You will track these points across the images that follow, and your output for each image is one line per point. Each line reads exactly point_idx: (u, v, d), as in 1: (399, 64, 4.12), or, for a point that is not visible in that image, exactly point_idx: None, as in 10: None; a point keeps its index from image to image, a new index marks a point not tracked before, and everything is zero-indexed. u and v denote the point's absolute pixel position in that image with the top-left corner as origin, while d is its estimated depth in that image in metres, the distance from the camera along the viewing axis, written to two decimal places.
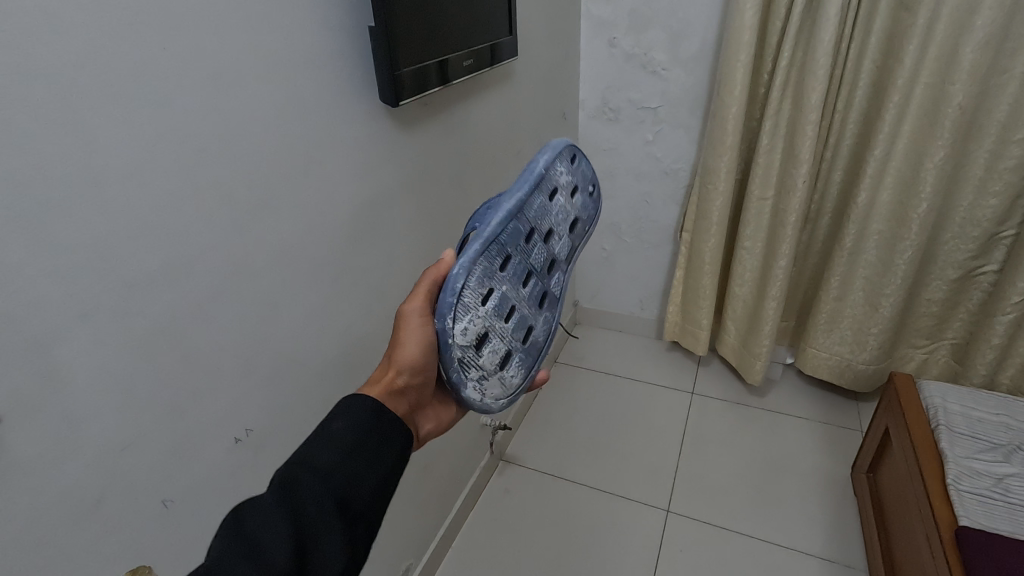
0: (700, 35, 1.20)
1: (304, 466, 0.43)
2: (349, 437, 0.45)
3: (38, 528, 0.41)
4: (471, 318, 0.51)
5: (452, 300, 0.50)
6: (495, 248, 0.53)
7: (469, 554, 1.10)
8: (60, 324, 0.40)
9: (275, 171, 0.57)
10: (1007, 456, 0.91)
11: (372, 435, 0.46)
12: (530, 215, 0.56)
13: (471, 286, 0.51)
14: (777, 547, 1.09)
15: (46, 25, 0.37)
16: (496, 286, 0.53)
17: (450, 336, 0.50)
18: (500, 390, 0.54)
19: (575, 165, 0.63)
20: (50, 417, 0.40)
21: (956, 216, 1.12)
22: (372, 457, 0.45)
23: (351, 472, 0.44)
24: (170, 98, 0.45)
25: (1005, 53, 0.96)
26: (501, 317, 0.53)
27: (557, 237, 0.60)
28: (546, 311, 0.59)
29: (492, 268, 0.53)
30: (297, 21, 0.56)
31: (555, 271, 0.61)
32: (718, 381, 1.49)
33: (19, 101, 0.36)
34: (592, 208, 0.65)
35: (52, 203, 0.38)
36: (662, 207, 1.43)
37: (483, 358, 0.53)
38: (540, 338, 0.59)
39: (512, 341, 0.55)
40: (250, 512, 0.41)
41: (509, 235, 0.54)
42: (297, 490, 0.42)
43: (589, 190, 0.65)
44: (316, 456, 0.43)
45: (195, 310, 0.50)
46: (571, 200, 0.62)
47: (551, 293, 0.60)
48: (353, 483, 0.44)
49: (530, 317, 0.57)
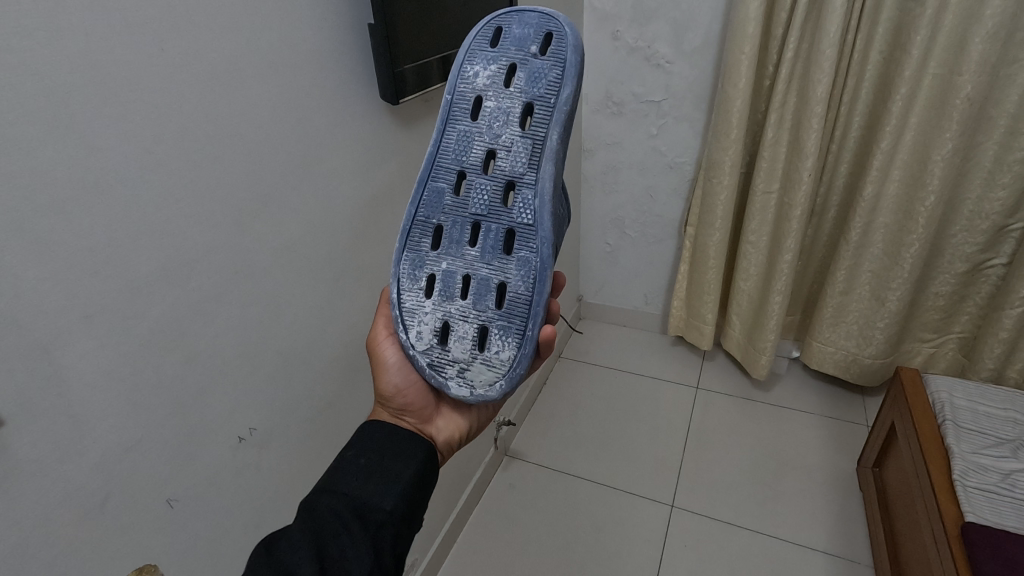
0: (705, 28, 1.19)
1: (323, 489, 0.47)
2: (364, 459, 0.49)
3: (45, 527, 0.41)
4: (419, 319, 0.53)
5: (399, 312, 0.54)
6: (419, 229, 0.53)
7: (473, 550, 1.11)
8: (62, 326, 0.40)
9: (275, 170, 0.56)
10: (1014, 451, 0.90)
11: (385, 453, 0.49)
12: (450, 159, 0.52)
13: (406, 286, 0.53)
14: (782, 542, 1.08)
15: (42, 28, 0.37)
16: (434, 268, 0.53)
17: (409, 347, 0.53)
18: (487, 374, 0.51)
19: (501, 41, 0.52)
20: (53, 418, 0.41)
21: (965, 208, 1.11)
22: (387, 473, 0.48)
23: (367, 487, 0.47)
24: (168, 99, 0.45)
25: (1014, 43, 0.95)
26: (452, 298, 0.52)
27: (502, 151, 0.51)
28: (520, 251, 0.51)
29: (422, 253, 0.53)
30: (297, 20, 0.56)
31: (518, 194, 0.51)
32: (723, 375, 1.49)
33: (18, 103, 0.36)
34: (550, 70, 0.50)
35: (50, 205, 0.38)
36: (667, 201, 1.42)
37: (452, 351, 0.52)
38: (524, 289, 0.51)
39: (479, 316, 0.51)
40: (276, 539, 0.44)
41: (430, 204, 0.53)
42: (315, 510, 0.45)
43: (534, 50, 0.51)
44: (334, 476, 0.48)
45: (197, 311, 0.50)
46: (507, 91, 0.51)
47: (520, 222, 0.51)
48: (371, 496, 0.46)
49: (494, 275, 0.51)
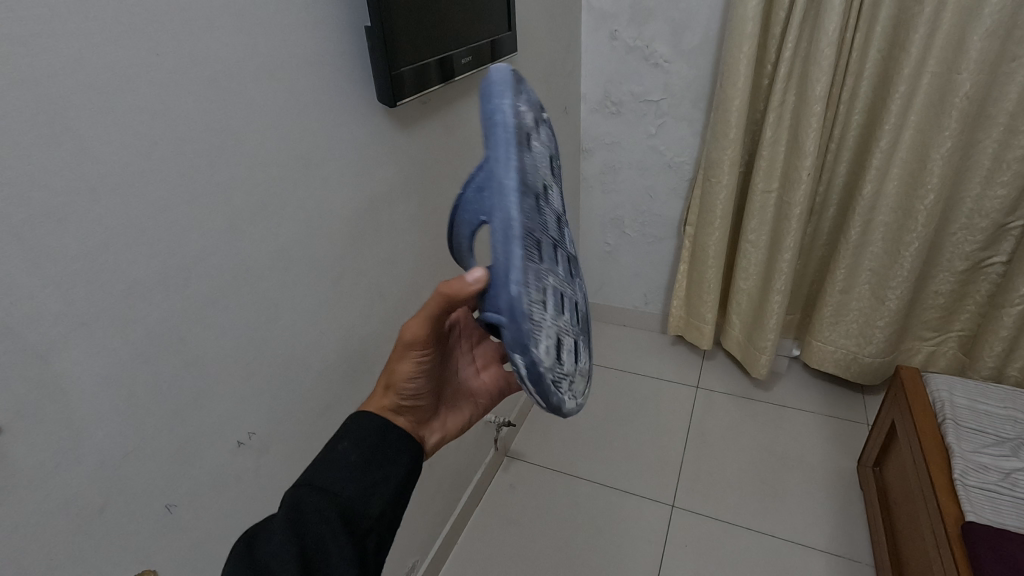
0: (703, 28, 1.19)
1: (312, 486, 0.46)
2: (355, 454, 0.48)
3: (46, 534, 0.42)
4: (545, 334, 0.43)
5: (530, 324, 0.41)
6: (530, 241, 0.42)
7: (473, 552, 1.11)
8: (59, 334, 0.40)
9: (273, 174, 0.56)
10: (1015, 450, 0.90)
11: (377, 453, 0.49)
12: (536, 179, 0.43)
13: (534, 296, 0.42)
14: (783, 542, 1.08)
15: (38, 37, 0.37)
16: (545, 282, 0.45)
17: (539, 364, 0.43)
18: (581, 382, 0.51)
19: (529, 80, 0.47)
20: (52, 428, 0.41)
21: (965, 205, 1.11)
22: (378, 476, 0.48)
23: (356, 489, 0.47)
24: (165, 106, 0.45)
25: (1013, 41, 0.95)
26: (560, 313, 0.47)
27: (553, 188, 0.50)
28: (574, 268, 0.55)
29: (536, 266, 0.43)
30: (293, 24, 0.55)
31: (564, 226, 0.53)
32: (723, 374, 1.49)
33: (14, 111, 0.36)
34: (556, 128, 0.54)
35: (48, 213, 0.38)
36: (666, 200, 1.42)
37: (567, 364, 0.47)
38: (583, 300, 0.55)
39: (573, 329, 0.50)
40: (258, 535, 0.44)
41: (532, 217, 0.42)
42: (304, 510, 0.44)
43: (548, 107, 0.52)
44: (321, 473, 0.47)
45: (195, 317, 0.50)
46: (546, 135, 0.49)
47: (570, 247, 0.54)
48: (360, 498, 0.47)
49: (573, 290, 0.52)
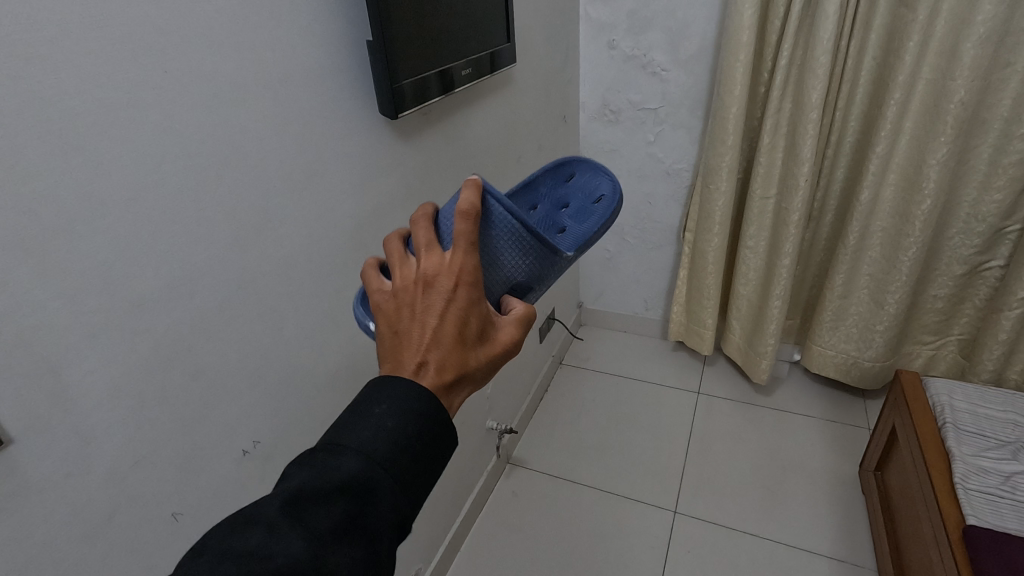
0: (699, 36, 1.20)
1: (379, 469, 0.37)
2: (421, 437, 0.39)
3: (56, 541, 0.42)
4: None
5: None
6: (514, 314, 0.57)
7: (475, 561, 1.11)
8: (70, 345, 0.41)
9: (279, 186, 0.58)
10: (1015, 454, 0.90)
11: (438, 441, 0.41)
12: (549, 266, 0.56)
13: None
14: (785, 547, 1.08)
15: (53, 56, 0.38)
16: None
17: None
18: None
19: (591, 195, 0.59)
20: (63, 439, 0.41)
21: (961, 211, 1.12)
22: (431, 468, 0.40)
23: (416, 484, 0.39)
24: (172, 120, 0.46)
25: (1006, 48, 0.96)
26: None
27: None
28: None
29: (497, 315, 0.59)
30: (297, 41, 0.57)
31: None
32: (724, 380, 1.49)
33: (27, 130, 0.37)
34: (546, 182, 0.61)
35: (63, 230, 0.39)
36: (666, 207, 1.43)
37: None
38: None
39: None
40: (312, 510, 0.36)
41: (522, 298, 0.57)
42: (365, 497, 0.37)
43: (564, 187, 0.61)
44: (387, 455, 0.38)
45: (201, 327, 0.51)
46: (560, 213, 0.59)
47: None
48: (416, 492, 0.40)
49: None
